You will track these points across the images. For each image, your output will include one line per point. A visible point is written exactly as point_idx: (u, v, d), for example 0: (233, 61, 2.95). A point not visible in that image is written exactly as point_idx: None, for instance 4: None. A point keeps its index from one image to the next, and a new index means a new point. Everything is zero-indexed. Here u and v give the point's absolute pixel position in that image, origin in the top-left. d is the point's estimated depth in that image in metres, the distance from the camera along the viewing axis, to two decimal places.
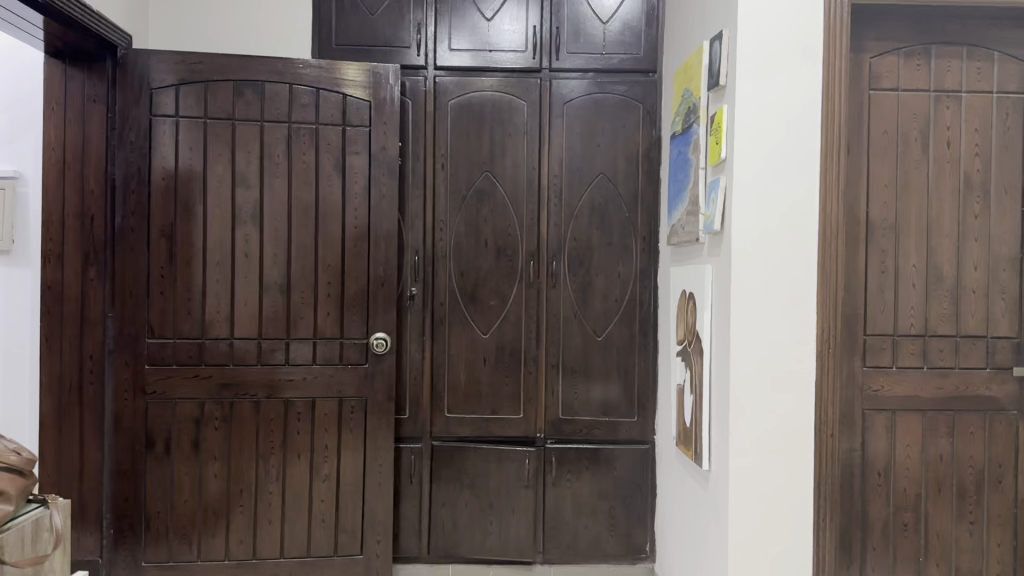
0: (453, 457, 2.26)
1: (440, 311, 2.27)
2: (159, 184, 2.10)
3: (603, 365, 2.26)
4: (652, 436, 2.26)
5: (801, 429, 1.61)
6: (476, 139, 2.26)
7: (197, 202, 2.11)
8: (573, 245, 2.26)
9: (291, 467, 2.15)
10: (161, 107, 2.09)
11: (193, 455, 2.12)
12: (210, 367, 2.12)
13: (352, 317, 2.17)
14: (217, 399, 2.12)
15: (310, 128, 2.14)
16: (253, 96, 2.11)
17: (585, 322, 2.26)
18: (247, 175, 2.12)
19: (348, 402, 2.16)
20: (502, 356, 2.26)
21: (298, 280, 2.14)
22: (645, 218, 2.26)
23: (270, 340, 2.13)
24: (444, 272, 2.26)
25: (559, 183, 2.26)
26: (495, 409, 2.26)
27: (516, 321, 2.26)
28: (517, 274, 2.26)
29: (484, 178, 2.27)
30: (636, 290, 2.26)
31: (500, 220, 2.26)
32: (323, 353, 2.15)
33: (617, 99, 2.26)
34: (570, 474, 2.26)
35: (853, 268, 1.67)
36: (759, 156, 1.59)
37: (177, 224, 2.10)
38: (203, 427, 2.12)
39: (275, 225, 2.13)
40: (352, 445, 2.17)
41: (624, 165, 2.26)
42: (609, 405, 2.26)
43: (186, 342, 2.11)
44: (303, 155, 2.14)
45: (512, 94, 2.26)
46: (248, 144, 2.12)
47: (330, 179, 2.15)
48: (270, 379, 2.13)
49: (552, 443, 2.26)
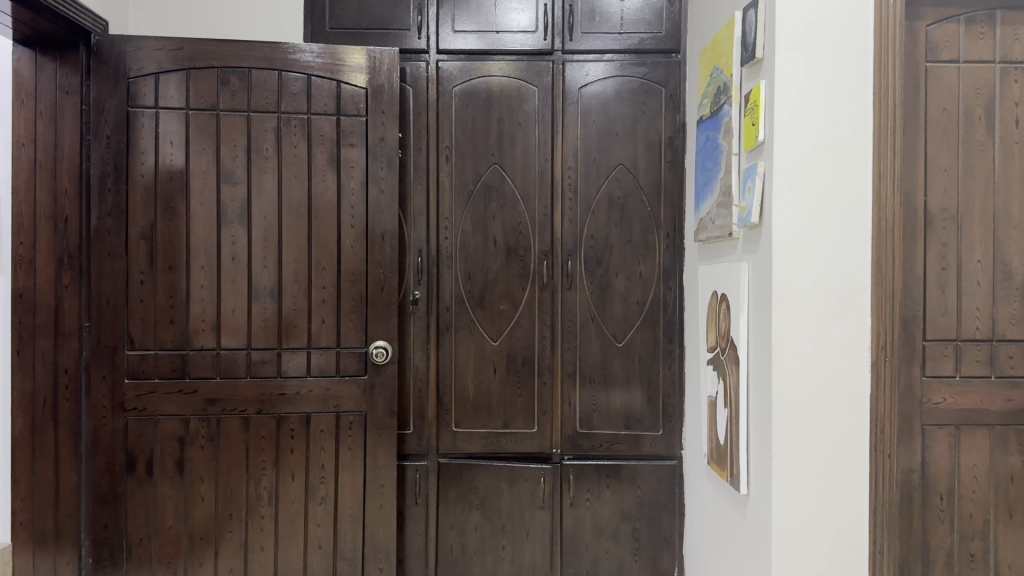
0: (461, 475, 2.08)
1: (446, 316, 2.08)
2: (139, 182, 1.92)
3: (624, 373, 2.07)
4: (679, 450, 2.06)
5: (854, 448, 1.41)
6: (483, 128, 2.08)
7: (179, 201, 1.93)
8: (590, 243, 2.07)
9: (284, 488, 1.97)
10: (139, 97, 1.91)
11: (178, 477, 1.94)
12: (194, 380, 1.94)
13: (350, 324, 1.99)
14: (203, 416, 1.94)
15: (301, 119, 1.96)
16: (239, 85, 1.94)
17: (604, 327, 2.07)
18: (234, 171, 1.94)
19: (346, 417, 1.98)
20: (514, 365, 2.08)
21: (291, 285, 1.97)
22: (669, 214, 2.06)
23: (260, 350, 1.96)
24: (450, 274, 2.08)
25: (574, 176, 2.07)
26: (506, 422, 2.08)
27: (529, 327, 2.07)
28: (529, 276, 2.08)
29: (492, 171, 2.08)
30: (659, 291, 2.07)
31: (509, 216, 2.08)
32: (319, 364, 1.97)
33: (637, 83, 2.06)
34: (589, 493, 2.06)
35: (911, 264, 1.46)
36: (802, 137, 1.40)
37: (158, 225, 1.93)
38: (187, 446, 1.94)
39: (265, 225, 1.95)
40: (350, 464, 1.99)
41: (645, 154, 2.06)
42: (631, 417, 2.07)
43: (169, 353, 1.93)
44: (294, 148, 1.96)
45: (522, 80, 2.08)
46: (235, 137, 1.94)
47: (324, 174, 1.97)
48: (260, 393, 1.95)
49: (569, 460, 2.07)
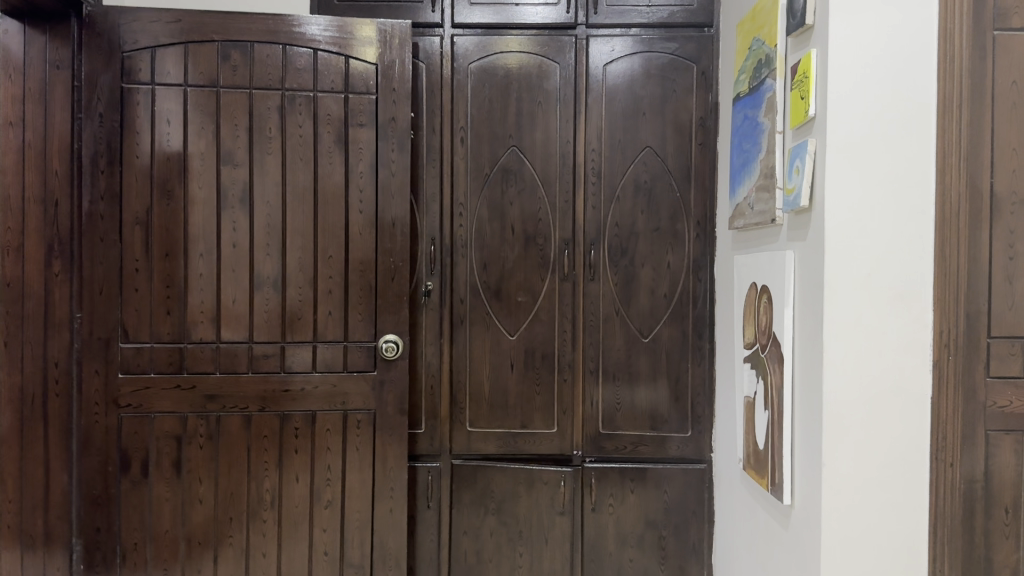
0: (475, 478, 1.95)
1: (460, 309, 1.95)
2: (134, 164, 1.80)
3: (650, 370, 1.94)
4: (709, 453, 1.93)
5: (913, 456, 1.28)
6: (500, 109, 1.95)
7: (176, 184, 1.81)
8: (615, 230, 1.94)
9: (288, 491, 1.85)
10: (134, 73, 1.79)
11: (175, 477, 1.82)
12: (192, 376, 1.81)
13: (359, 317, 1.86)
14: (201, 414, 1.82)
15: (307, 97, 1.83)
16: (241, 60, 1.81)
17: (629, 321, 1.94)
18: (234, 152, 1.82)
19: (354, 415, 1.86)
20: (532, 361, 1.95)
21: (295, 275, 1.84)
22: (700, 201, 1.93)
23: (263, 344, 1.83)
24: (464, 263, 1.95)
25: (598, 160, 1.94)
26: (524, 422, 1.95)
27: (549, 320, 1.95)
28: (549, 266, 1.94)
29: (510, 154, 1.95)
30: (688, 283, 1.93)
31: (528, 202, 1.95)
32: (324, 359, 1.85)
33: (666, 59, 1.93)
34: (612, 498, 1.93)
35: (976, 252, 1.30)
36: (858, 111, 1.27)
37: (154, 210, 1.81)
38: (185, 445, 1.82)
39: (268, 211, 1.83)
40: (358, 466, 1.86)
41: (674, 136, 1.93)
42: (657, 417, 1.94)
43: (165, 346, 1.81)
44: (299, 128, 1.83)
45: (542, 56, 1.94)
46: (236, 117, 1.81)
47: (331, 156, 1.84)
48: (263, 389, 1.83)
49: (591, 462, 1.94)
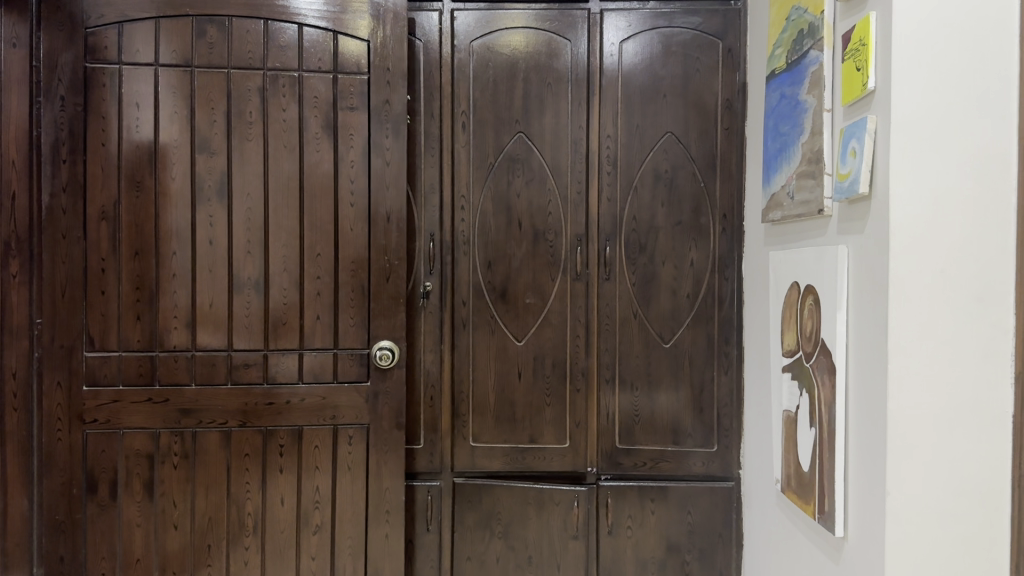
0: (480, 498, 1.77)
1: (462, 312, 1.77)
2: (98, 152, 1.62)
3: (673, 378, 1.76)
4: (737, 470, 1.75)
5: (991, 484, 1.09)
6: (506, 91, 1.76)
7: (147, 175, 1.62)
8: (632, 225, 1.76)
9: (272, 515, 1.66)
10: (99, 50, 1.60)
11: (147, 500, 1.63)
12: (165, 388, 1.63)
13: (350, 322, 1.68)
14: (175, 430, 1.63)
15: (291, 77, 1.65)
16: (218, 36, 1.63)
17: (648, 324, 1.76)
18: (211, 139, 1.63)
19: (345, 431, 1.67)
20: (542, 369, 1.77)
21: (280, 276, 1.66)
22: (726, 192, 1.75)
23: (243, 352, 1.65)
24: (466, 262, 1.77)
25: (613, 148, 1.76)
26: (533, 436, 1.77)
27: (560, 324, 1.77)
28: (560, 264, 1.77)
29: (516, 141, 1.77)
30: (713, 283, 1.75)
31: (536, 194, 1.77)
32: (312, 368, 1.66)
33: (688, 35, 1.75)
34: (631, 520, 1.75)
35: None
36: (928, 81, 1.09)
37: (122, 203, 1.62)
38: (158, 465, 1.63)
39: (248, 205, 1.64)
40: (349, 487, 1.68)
41: (697, 120, 1.75)
42: (679, 430, 1.76)
43: (135, 355, 1.62)
44: (283, 112, 1.65)
45: (551, 32, 1.76)
46: (212, 100, 1.63)
47: (319, 143, 1.66)
48: (243, 402, 1.64)
49: (607, 480, 1.77)
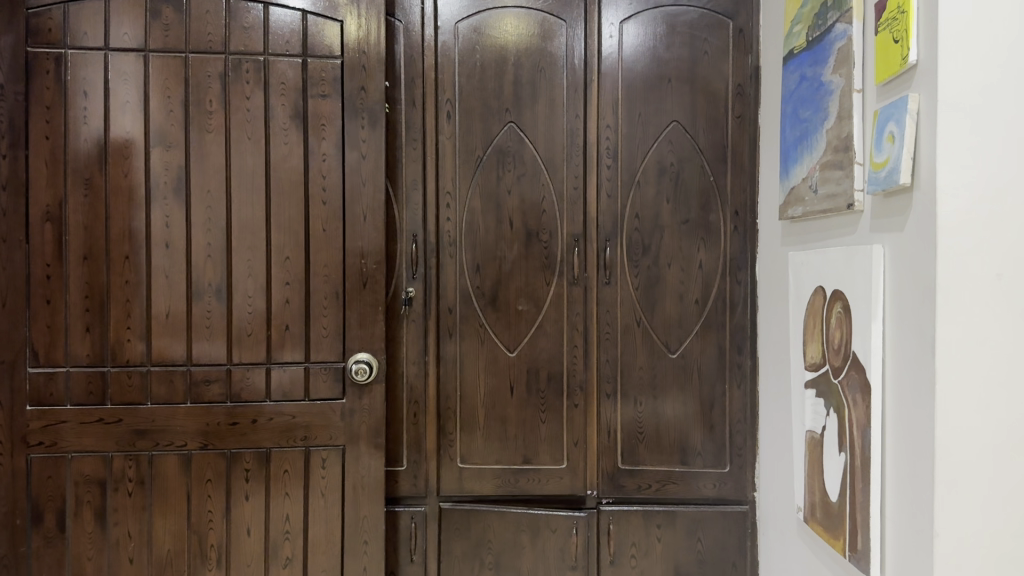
0: (469, 525, 1.61)
1: (448, 320, 1.61)
2: (42, 145, 1.44)
3: (680, 392, 1.60)
4: (752, 492, 1.59)
5: None
6: (495, 76, 1.60)
7: (96, 171, 1.46)
8: (635, 223, 1.60)
9: (238, 545, 1.50)
10: (42, 33, 1.43)
11: (99, 532, 1.47)
12: (118, 407, 1.47)
13: (323, 333, 1.52)
14: (129, 453, 1.47)
15: (256, 62, 1.49)
16: (174, 16, 1.46)
17: (652, 333, 1.60)
18: (167, 131, 1.47)
19: (317, 453, 1.52)
20: (536, 383, 1.61)
21: (244, 282, 1.50)
22: (737, 187, 1.59)
23: (204, 367, 1.49)
24: (453, 266, 1.61)
25: (613, 139, 1.60)
26: (527, 456, 1.61)
27: (556, 333, 1.61)
28: (556, 267, 1.61)
29: (506, 131, 1.61)
30: (724, 287, 1.60)
31: (529, 190, 1.61)
32: (281, 384, 1.51)
33: (695, 14, 1.59)
34: (635, 548, 1.59)
35: None
36: (981, 53, 0.93)
37: (69, 203, 1.45)
38: (110, 492, 1.47)
39: (209, 204, 1.48)
40: (323, 515, 1.52)
41: (705, 107, 1.59)
42: (688, 449, 1.60)
43: (84, 371, 1.46)
44: (247, 100, 1.49)
45: (545, 12, 1.60)
46: (168, 87, 1.47)
47: (287, 135, 1.50)
48: (205, 422, 1.48)
49: (608, 505, 1.61)
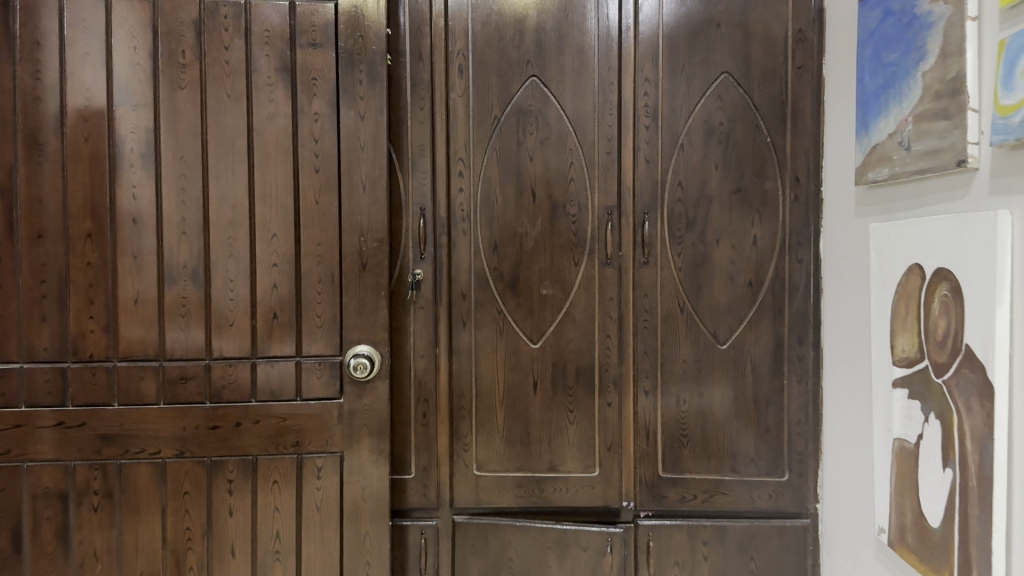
0: (487, 541, 1.40)
1: (462, 307, 1.40)
2: None
3: (730, 389, 1.38)
4: (813, 505, 1.38)
5: None
6: (514, 24, 1.38)
7: (50, 134, 1.25)
8: (678, 194, 1.38)
9: (222, 566, 1.31)
10: None
11: (61, 553, 1.27)
12: (81, 409, 1.26)
13: (317, 322, 1.32)
14: (94, 462, 1.27)
15: (235, 5, 1.27)
16: None
17: (699, 321, 1.39)
18: (133, 87, 1.26)
19: (312, 461, 1.32)
20: (563, 379, 1.40)
21: (224, 264, 1.29)
22: (798, 150, 1.37)
23: (181, 362, 1.28)
24: (467, 244, 1.40)
25: (653, 95, 1.37)
26: (554, 464, 1.40)
27: (586, 322, 1.39)
28: (586, 245, 1.39)
29: (528, 87, 1.39)
30: (782, 267, 1.38)
31: (554, 155, 1.39)
32: (269, 382, 1.30)
33: None
34: (678, 568, 1.39)
35: None
36: None
37: (20, 172, 1.24)
38: (73, 506, 1.27)
39: (183, 173, 1.28)
40: (319, 531, 1.32)
41: (761, 57, 1.36)
42: (740, 454, 1.39)
43: (41, 367, 1.26)
44: (226, 51, 1.27)
45: None
46: (134, 36, 1.25)
47: (273, 92, 1.29)
48: (181, 426, 1.28)
49: (648, 518, 1.40)
